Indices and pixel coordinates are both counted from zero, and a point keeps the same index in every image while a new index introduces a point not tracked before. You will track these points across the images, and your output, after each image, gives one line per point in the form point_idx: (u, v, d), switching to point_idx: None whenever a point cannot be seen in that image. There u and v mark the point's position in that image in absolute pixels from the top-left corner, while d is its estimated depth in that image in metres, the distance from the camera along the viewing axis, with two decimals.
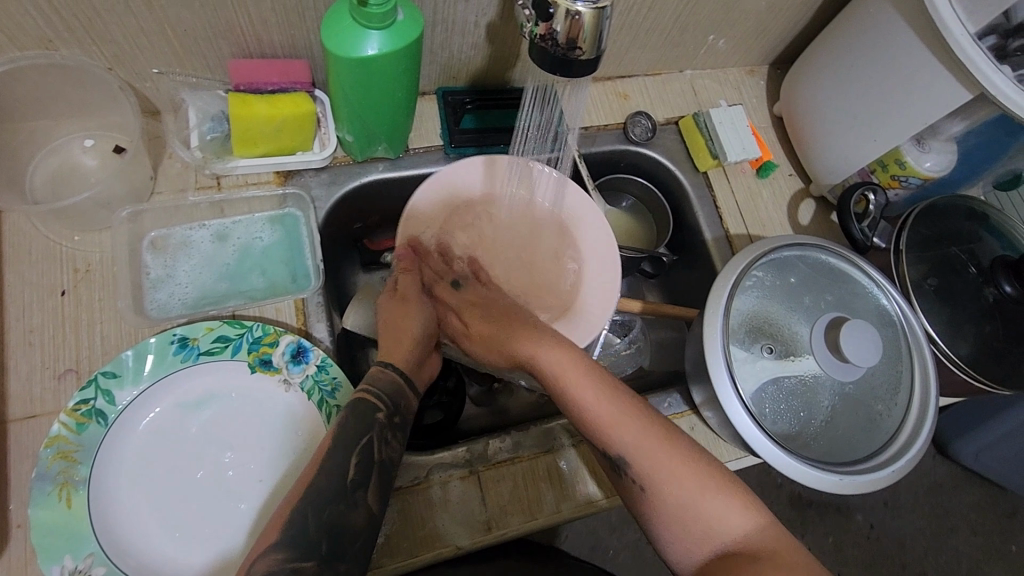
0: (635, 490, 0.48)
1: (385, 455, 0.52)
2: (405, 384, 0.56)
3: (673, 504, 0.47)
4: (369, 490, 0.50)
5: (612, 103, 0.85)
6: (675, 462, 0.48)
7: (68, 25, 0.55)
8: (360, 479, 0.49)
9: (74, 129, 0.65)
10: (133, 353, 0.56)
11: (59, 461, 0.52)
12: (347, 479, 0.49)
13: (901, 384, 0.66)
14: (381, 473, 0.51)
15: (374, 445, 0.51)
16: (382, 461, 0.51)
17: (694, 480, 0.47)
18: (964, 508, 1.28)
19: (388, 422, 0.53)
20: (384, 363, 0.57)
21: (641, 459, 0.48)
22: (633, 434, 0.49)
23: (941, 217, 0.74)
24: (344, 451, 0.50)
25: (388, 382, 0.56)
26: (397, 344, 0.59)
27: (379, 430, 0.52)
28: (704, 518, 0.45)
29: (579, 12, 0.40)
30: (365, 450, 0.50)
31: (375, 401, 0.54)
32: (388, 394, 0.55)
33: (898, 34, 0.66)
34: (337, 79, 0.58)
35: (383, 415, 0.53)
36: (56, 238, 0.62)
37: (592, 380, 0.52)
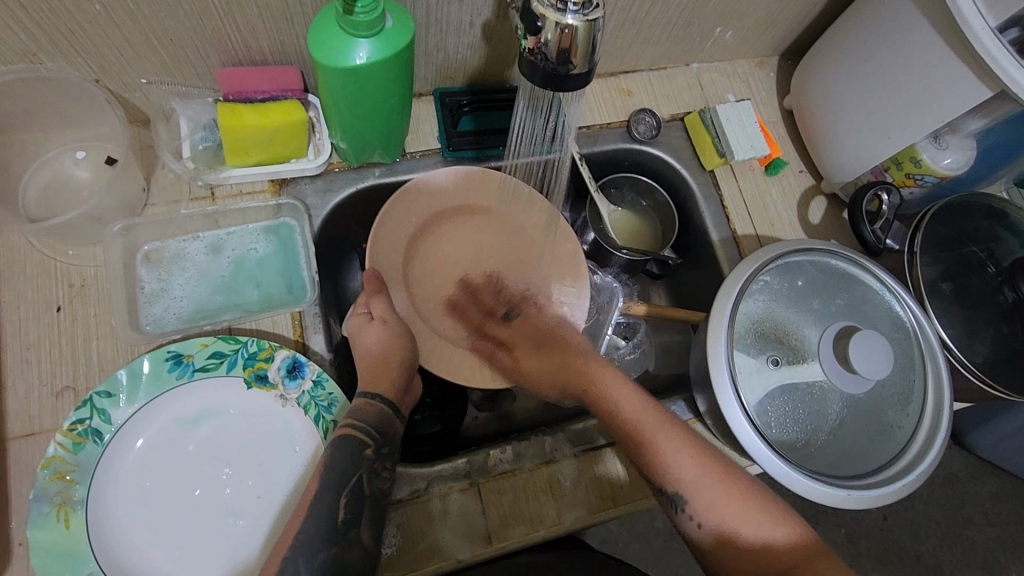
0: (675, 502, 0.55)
1: (376, 488, 0.53)
2: (393, 415, 0.58)
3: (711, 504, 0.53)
4: (361, 527, 0.51)
5: (615, 100, 0.82)
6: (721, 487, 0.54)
7: (52, 38, 0.53)
8: (352, 519, 0.50)
9: (65, 142, 0.64)
10: (127, 372, 0.56)
11: (56, 482, 0.52)
12: (337, 520, 0.50)
13: (913, 394, 0.64)
14: (373, 505, 0.53)
15: (365, 481, 0.52)
16: (372, 494, 0.53)
17: (743, 509, 0.52)
18: (981, 499, 1.26)
19: (376, 455, 0.54)
20: (370, 395, 0.58)
21: (696, 497, 0.54)
22: (697, 471, 0.54)
23: (959, 216, 0.71)
24: (335, 490, 0.51)
25: (376, 415, 0.56)
26: (378, 376, 0.59)
27: (369, 465, 0.53)
28: (744, 534, 0.52)
29: (569, 25, 0.38)
30: (354, 487, 0.52)
31: (360, 436, 0.54)
32: (375, 428, 0.56)
33: (914, 28, 0.63)
34: (327, 89, 0.57)
35: (372, 449, 0.54)
36: (50, 253, 0.62)
37: (652, 411, 0.59)
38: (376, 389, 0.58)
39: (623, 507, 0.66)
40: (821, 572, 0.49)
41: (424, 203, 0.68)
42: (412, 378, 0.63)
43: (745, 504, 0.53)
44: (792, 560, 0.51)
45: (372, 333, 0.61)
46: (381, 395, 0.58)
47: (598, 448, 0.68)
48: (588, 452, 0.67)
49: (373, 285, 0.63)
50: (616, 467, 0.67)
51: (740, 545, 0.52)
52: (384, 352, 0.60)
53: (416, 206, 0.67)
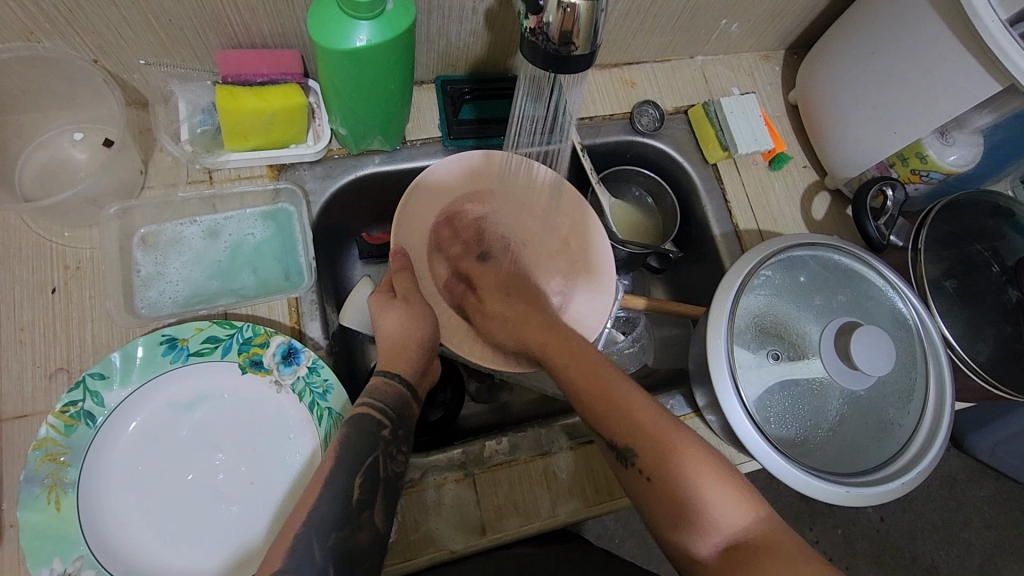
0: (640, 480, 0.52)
1: (390, 471, 0.53)
2: (410, 396, 0.58)
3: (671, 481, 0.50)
4: (375, 509, 0.50)
5: (619, 91, 0.81)
6: (681, 457, 0.50)
7: (50, 16, 0.53)
8: (366, 500, 0.50)
9: (62, 123, 0.63)
10: (121, 354, 0.55)
11: (47, 464, 0.51)
12: (352, 499, 0.49)
13: (915, 391, 0.63)
14: (388, 489, 0.52)
15: (380, 463, 0.52)
16: (387, 476, 0.52)
17: (704, 482, 0.49)
18: (979, 501, 1.25)
19: (393, 437, 0.54)
20: (388, 374, 0.58)
21: (654, 458, 0.51)
22: (658, 440, 0.52)
23: (964, 214, 0.70)
24: (347, 473, 0.50)
25: (392, 395, 0.57)
26: (396, 355, 0.59)
27: (384, 447, 0.53)
28: (699, 504, 0.48)
29: (572, 5, 0.37)
30: (370, 468, 0.51)
31: (380, 417, 0.54)
32: (392, 409, 0.56)
33: (922, 21, 0.62)
34: (326, 71, 0.56)
35: (388, 432, 0.54)
36: (46, 234, 0.61)
37: (618, 376, 0.57)
38: (395, 368, 0.58)
39: (619, 500, 0.65)
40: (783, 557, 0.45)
41: (439, 193, 0.67)
42: (431, 361, 0.62)
43: (708, 476, 0.49)
44: (747, 540, 0.46)
45: (391, 314, 0.60)
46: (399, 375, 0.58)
47: (595, 441, 0.67)
48: (585, 444, 0.67)
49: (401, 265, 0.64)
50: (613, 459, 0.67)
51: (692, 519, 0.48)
52: (399, 332, 0.60)
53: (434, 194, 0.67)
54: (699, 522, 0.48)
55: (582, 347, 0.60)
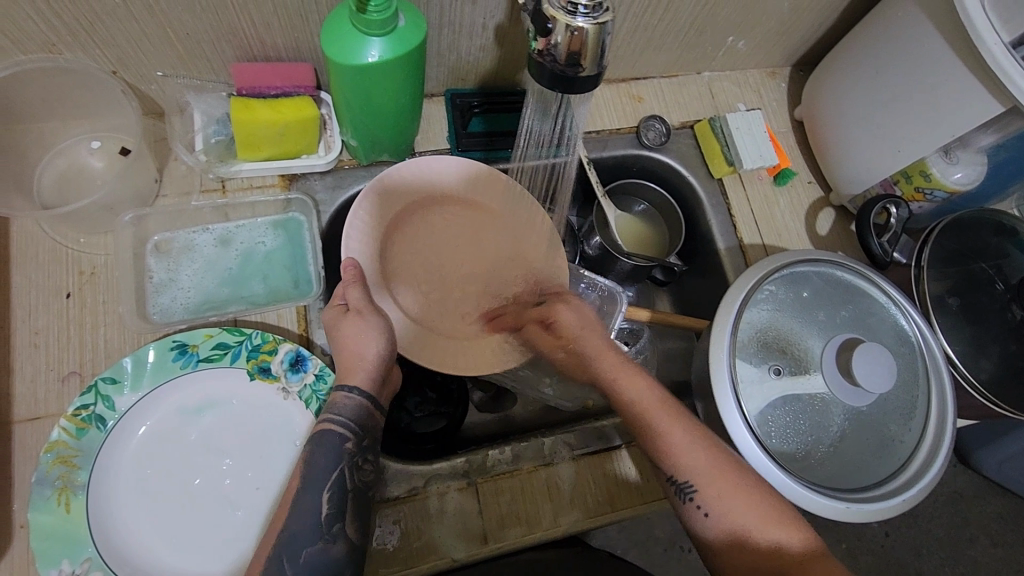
0: (692, 509, 0.53)
1: (359, 482, 0.52)
2: (373, 406, 0.55)
3: (730, 511, 0.51)
4: (346, 521, 0.50)
5: (626, 106, 0.82)
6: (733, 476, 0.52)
7: (72, 29, 0.54)
8: (335, 514, 0.50)
9: (81, 131, 0.65)
10: (132, 360, 0.56)
11: (59, 466, 0.52)
12: (321, 515, 0.49)
13: (916, 409, 0.63)
14: (357, 499, 0.52)
15: (347, 476, 0.51)
16: (356, 487, 0.52)
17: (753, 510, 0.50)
18: (987, 518, 1.24)
19: (358, 449, 0.53)
20: (347, 386, 0.54)
21: (711, 489, 0.52)
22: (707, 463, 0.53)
23: (968, 232, 0.70)
24: (315, 488, 0.50)
25: (354, 408, 0.54)
26: (354, 367, 0.55)
27: (349, 459, 0.52)
28: (743, 518, 0.50)
29: (579, 27, 0.38)
30: (336, 481, 0.51)
31: (339, 431, 0.52)
32: (351, 421, 0.53)
33: (926, 42, 0.63)
34: (338, 86, 0.57)
35: (352, 444, 0.53)
36: (63, 240, 0.63)
37: (672, 405, 0.57)
38: (350, 381, 0.55)
39: (621, 511, 0.66)
40: None
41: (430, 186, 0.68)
42: (390, 369, 0.59)
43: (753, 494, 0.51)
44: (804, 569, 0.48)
45: (349, 327, 0.57)
46: (353, 387, 0.54)
47: (598, 451, 0.68)
48: (587, 455, 0.67)
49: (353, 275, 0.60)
50: (614, 470, 0.67)
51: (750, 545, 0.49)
52: (361, 343, 0.56)
53: (409, 189, 0.67)
54: (745, 536, 0.50)
55: (636, 379, 0.59)
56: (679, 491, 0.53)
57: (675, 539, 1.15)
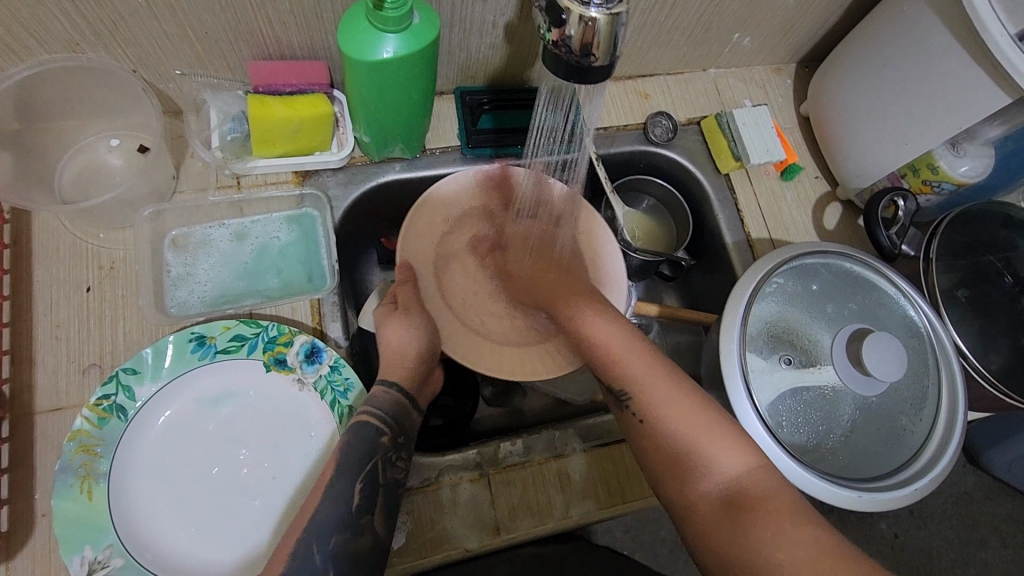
0: (635, 423, 0.55)
1: (389, 477, 0.53)
2: (408, 405, 0.58)
3: (670, 429, 0.52)
4: (376, 514, 0.52)
5: (633, 103, 0.83)
6: (707, 431, 0.51)
7: (94, 28, 0.56)
8: (365, 506, 0.51)
9: (101, 129, 0.66)
10: (152, 351, 0.57)
11: (81, 454, 0.53)
12: (352, 506, 0.51)
13: (927, 399, 0.63)
14: (387, 494, 0.53)
15: (378, 471, 0.53)
16: (387, 482, 0.53)
17: (691, 425, 0.51)
18: (996, 520, 1.24)
19: (392, 444, 0.55)
20: (387, 383, 0.58)
21: (652, 407, 0.54)
22: (654, 386, 0.54)
23: (976, 224, 0.71)
24: (346, 479, 0.51)
25: (390, 403, 0.57)
26: (395, 364, 0.59)
27: (383, 453, 0.54)
28: (694, 450, 0.50)
29: (592, 19, 0.39)
30: (369, 475, 0.52)
31: (377, 424, 0.55)
32: (390, 416, 0.56)
33: (931, 36, 0.63)
34: (353, 81, 0.58)
35: (388, 438, 0.55)
36: (82, 235, 0.64)
37: (621, 327, 0.59)
38: (392, 377, 0.59)
39: (632, 503, 0.66)
40: (772, 508, 0.47)
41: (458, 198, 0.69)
42: (429, 370, 0.63)
43: (707, 429, 0.51)
44: (743, 491, 0.48)
45: (393, 325, 0.61)
46: (395, 384, 0.58)
47: (609, 444, 0.68)
48: (598, 447, 0.68)
49: (403, 277, 0.66)
50: (624, 463, 0.68)
51: (690, 464, 0.50)
52: (406, 340, 0.60)
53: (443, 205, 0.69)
54: (694, 465, 0.50)
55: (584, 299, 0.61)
56: (619, 403, 0.56)
57: None
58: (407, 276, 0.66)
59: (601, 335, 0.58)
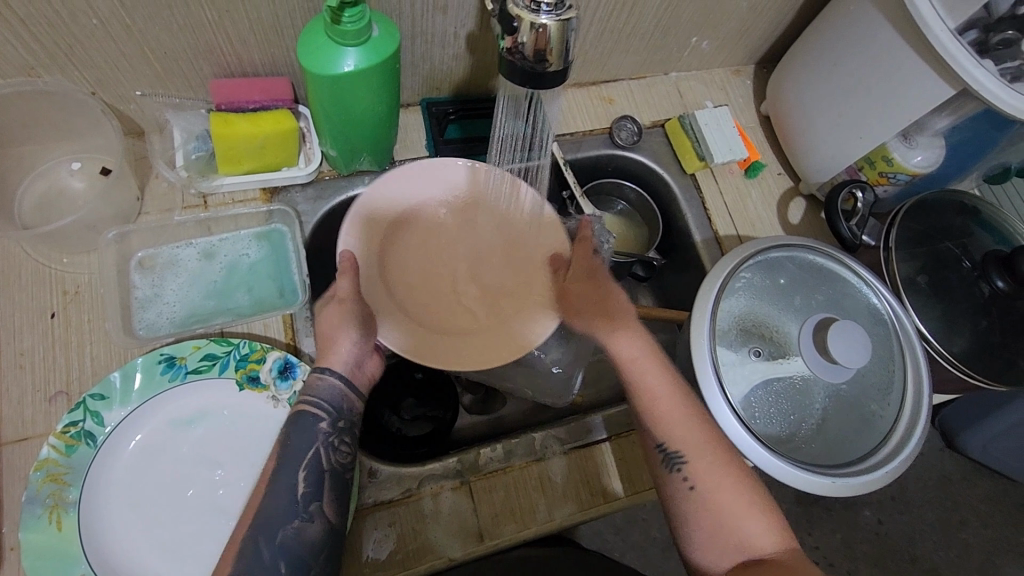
0: (682, 485, 0.56)
1: (335, 462, 0.52)
2: (347, 389, 0.55)
3: (708, 486, 0.56)
4: (323, 501, 0.50)
5: (598, 107, 0.85)
6: (733, 490, 0.55)
7: (50, 51, 0.55)
8: (312, 493, 0.50)
9: (63, 153, 0.65)
10: (120, 374, 0.56)
11: (49, 484, 0.52)
12: (298, 494, 0.49)
13: (894, 384, 0.65)
14: (335, 480, 0.51)
15: (322, 456, 0.51)
16: (331, 468, 0.51)
17: (731, 491, 0.55)
18: (976, 501, 1.27)
19: (333, 430, 0.53)
20: (320, 368, 0.55)
21: (701, 468, 0.56)
22: (696, 442, 0.57)
23: (934, 213, 0.73)
24: (290, 469, 0.50)
25: (333, 391, 0.54)
26: (329, 351, 0.56)
27: (325, 438, 0.52)
28: (732, 520, 0.54)
29: (543, 24, 0.40)
30: (311, 463, 0.51)
31: (314, 412, 0.53)
32: (327, 401, 0.53)
33: (878, 33, 0.66)
34: (315, 96, 0.58)
35: (327, 424, 0.53)
36: (46, 261, 0.63)
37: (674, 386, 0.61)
38: (325, 364, 0.56)
39: (613, 503, 0.66)
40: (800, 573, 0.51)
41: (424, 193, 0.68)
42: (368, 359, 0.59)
43: (739, 499, 0.55)
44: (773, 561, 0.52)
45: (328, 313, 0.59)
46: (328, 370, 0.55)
47: (588, 445, 0.69)
48: (578, 449, 0.68)
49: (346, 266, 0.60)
50: (605, 464, 0.68)
51: (726, 531, 0.54)
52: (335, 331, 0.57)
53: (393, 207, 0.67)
54: (729, 532, 0.54)
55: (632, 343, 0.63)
56: (666, 458, 0.58)
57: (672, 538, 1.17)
58: (352, 266, 0.60)
59: (645, 370, 0.61)
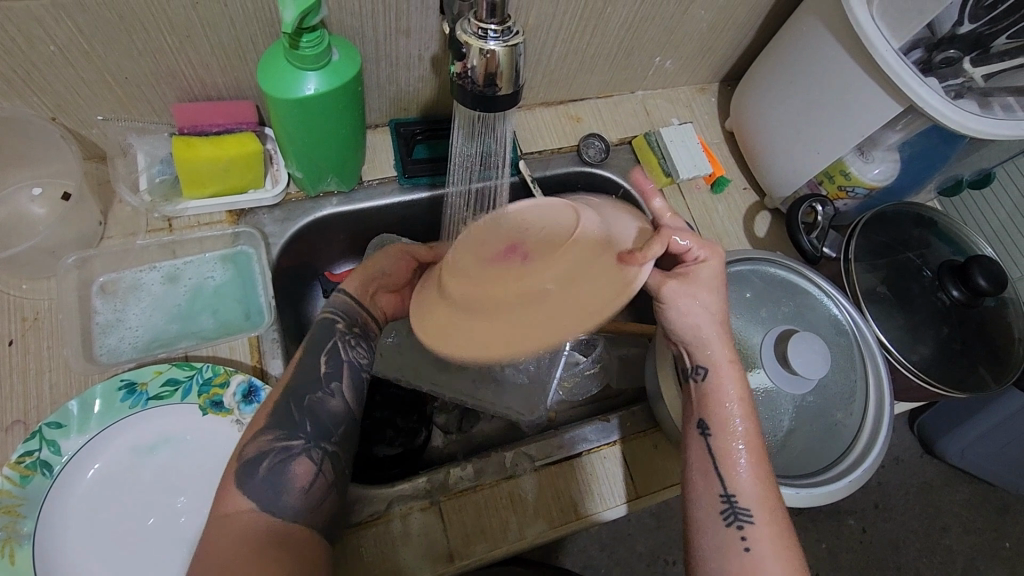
0: (736, 538, 0.53)
1: (355, 358, 0.60)
2: (358, 300, 0.64)
3: (761, 543, 0.52)
4: (343, 384, 0.58)
5: (566, 126, 0.86)
6: (782, 552, 0.52)
7: (7, 78, 0.55)
8: (333, 373, 0.58)
9: (23, 179, 0.65)
10: (78, 402, 0.56)
11: (2, 517, 0.51)
12: (319, 373, 0.58)
13: (856, 392, 0.66)
14: (353, 372, 0.60)
15: (340, 347, 0.60)
16: (350, 359, 0.60)
17: (779, 553, 0.52)
18: (957, 506, 1.28)
19: (348, 330, 0.62)
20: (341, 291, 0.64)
21: (762, 530, 0.53)
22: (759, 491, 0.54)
23: (893, 225, 0.75)
24: (314, 355, 0.59)
25: (341, 301, 0.63)
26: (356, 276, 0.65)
27: (342, 336, 0.61)
28: None
29: (492, 50, 0.41)
30: (332, 353, 0.59)
31: (333, 316, 0.62)
32: (341, 309, 0.62)
33: (829, 52, 0.68)
34: (277, 119, 0.59)
35: (343, 325, 0.62)
36: (5, 287, 0.62)
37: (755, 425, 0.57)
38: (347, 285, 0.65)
39: (584, 519, 0.66)
40: None
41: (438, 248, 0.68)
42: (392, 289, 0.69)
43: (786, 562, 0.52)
44: None
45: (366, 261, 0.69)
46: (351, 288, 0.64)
47: (560, 461, 0.68)
48: (550, 466, 0.68)
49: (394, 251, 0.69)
50: (578, 482, 0.68)
51: None
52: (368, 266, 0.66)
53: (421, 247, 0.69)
54: None
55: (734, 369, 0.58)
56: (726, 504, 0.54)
57: (657, 552, 1.17)
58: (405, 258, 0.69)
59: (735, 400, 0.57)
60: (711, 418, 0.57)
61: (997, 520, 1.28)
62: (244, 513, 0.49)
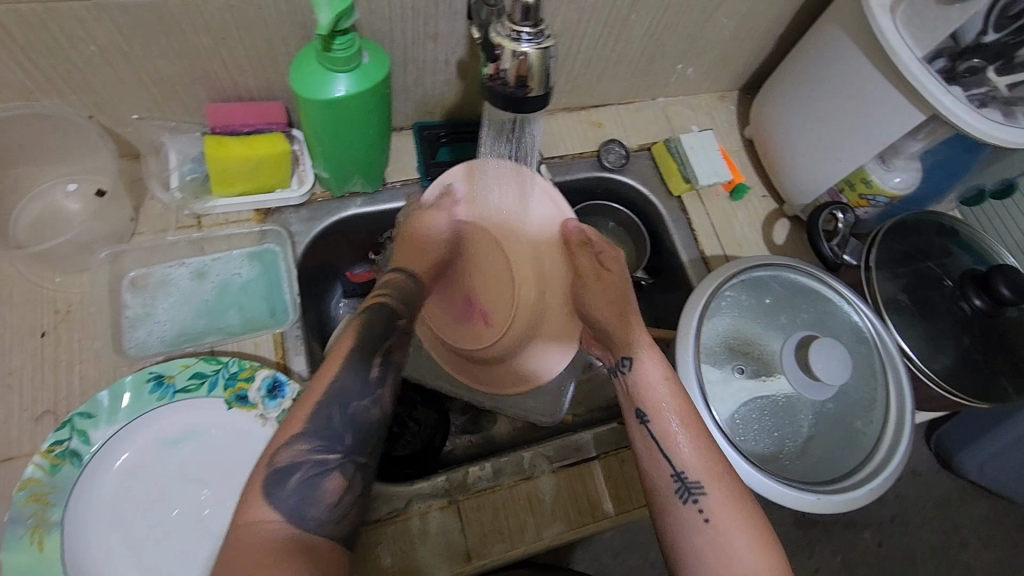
0: (692, 511, 0.54)
1: (397, 359, 0.58)
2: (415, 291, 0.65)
3: (721, 513, 0.54)
4: (386, 390, 0.55)
5: (587, 131, 0.87)
6: (739, 518, 0.54)
7: (49, 76, 0.57)
8: (380, 381, 0.55)
9: (58, 175, 0.66)
10: (108, 393, 0.57)
11: (32, 504, 0.52)
12: (369, 375, 0.55)
13: (876, 401, 0.66)
14: (395, 374, 0.57)
15: (394, 346, 0.58)
16: (397, 362, 0.58)
17: (738, 523, 0.54)
18: (975, 522, 1.27)
19: (405, 326, 0.61)
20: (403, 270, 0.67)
21: (717, 501, 0.54)
22: (706, 461, 0.57)
23: (913, 234, 0.75)
24: (365, 351, 0.56)
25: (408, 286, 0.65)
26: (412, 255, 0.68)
27: (399, 330, 0.60)
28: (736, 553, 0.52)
29: (524, 53, 0.42)
30: (386, 351, 0.57)
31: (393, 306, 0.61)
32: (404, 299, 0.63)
33: (852, 61, 0.68)
34: (308, 120, 0.60)
35: (400, 320, 0.61)
36: (38, 280, 0.64)
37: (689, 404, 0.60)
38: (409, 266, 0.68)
39: (601, 522, 0.66)
40: None
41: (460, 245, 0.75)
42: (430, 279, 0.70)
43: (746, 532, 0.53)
44: None
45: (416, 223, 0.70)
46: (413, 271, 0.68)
47: (577, 463, 0.69)
48: (568, 468, 0.68)
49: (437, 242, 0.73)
50: (595, 485, 0.68)
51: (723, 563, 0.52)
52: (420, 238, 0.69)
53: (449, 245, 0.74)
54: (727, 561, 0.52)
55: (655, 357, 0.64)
56: (680, 481, 0.56)
57: None
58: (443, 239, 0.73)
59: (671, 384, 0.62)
60: (645, 402, 0.61)
61: (1016, 537, 1.27)
62: (271, 523, 0.47)
